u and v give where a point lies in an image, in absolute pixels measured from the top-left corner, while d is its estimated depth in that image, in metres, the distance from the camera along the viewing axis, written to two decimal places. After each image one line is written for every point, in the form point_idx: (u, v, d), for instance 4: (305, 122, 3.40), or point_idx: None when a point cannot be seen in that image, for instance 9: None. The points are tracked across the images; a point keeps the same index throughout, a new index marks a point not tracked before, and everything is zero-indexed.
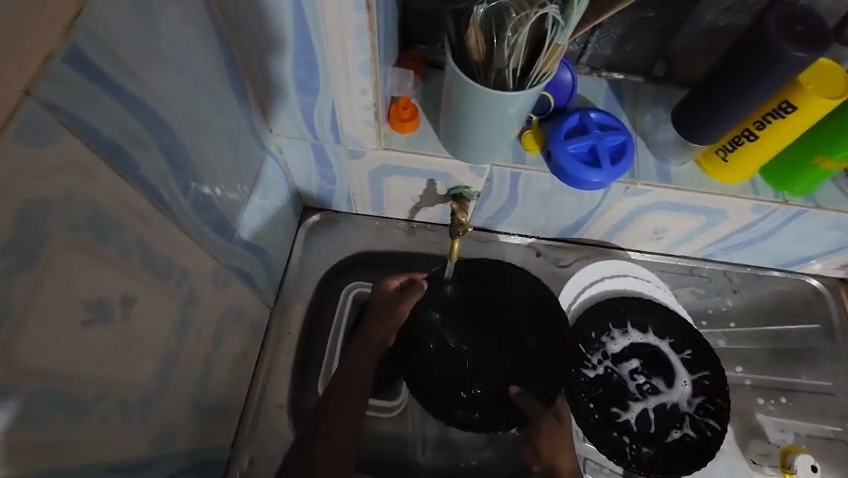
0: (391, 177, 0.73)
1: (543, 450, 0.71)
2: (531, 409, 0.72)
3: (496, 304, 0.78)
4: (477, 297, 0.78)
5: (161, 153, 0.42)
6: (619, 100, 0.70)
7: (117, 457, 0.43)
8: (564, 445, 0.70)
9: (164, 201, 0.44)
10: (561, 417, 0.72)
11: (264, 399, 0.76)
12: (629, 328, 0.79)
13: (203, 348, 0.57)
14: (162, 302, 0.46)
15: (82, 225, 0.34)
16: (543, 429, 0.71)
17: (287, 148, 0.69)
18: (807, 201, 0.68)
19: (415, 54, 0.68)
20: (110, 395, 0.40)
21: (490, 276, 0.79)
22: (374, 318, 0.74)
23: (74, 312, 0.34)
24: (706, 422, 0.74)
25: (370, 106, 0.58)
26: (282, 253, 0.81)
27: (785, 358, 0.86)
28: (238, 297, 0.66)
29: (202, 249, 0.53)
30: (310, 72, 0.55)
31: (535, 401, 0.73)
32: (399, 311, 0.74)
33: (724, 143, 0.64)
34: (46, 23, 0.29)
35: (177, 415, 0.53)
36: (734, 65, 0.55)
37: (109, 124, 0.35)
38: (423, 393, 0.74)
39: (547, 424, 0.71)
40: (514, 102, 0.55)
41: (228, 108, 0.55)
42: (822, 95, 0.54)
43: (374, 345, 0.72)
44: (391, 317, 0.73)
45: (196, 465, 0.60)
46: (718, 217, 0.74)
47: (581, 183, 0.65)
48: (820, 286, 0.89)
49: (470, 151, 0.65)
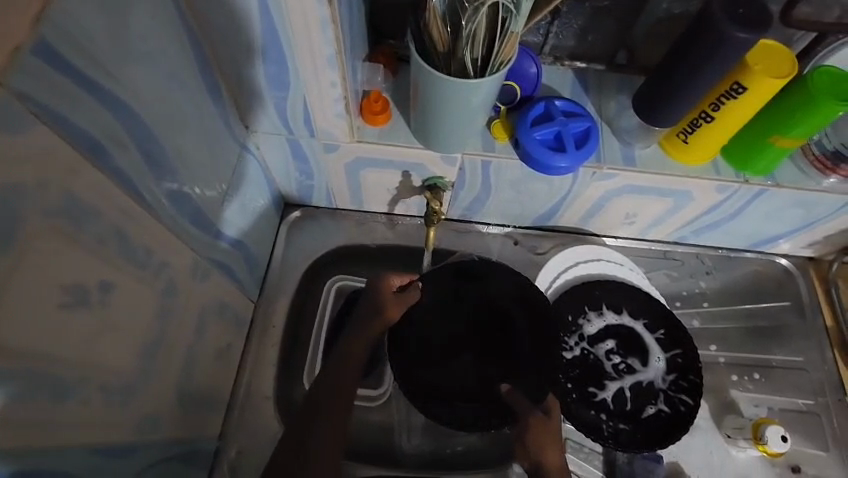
0: (367, 170, 0.75)
1: (533, 450, 0.65)
2: (517, 402, 0.70)
3: (482, 299, 0.78)
4: (465, 292, 0.78)
5: (134, 144, 0.44)
6: (583, 89, 0.72)
7: (100, 441, 0.44)
8: (553, 442, 0.65)
9: (138, 190, 0.46)
10: (550, 412, 0.69)
11: (250, 392, 0.77)
12: (604, 310, 0.81)
13: (185, 338, 0.58)
14: (141, 289, 0.48)
15: (58, 211, 0.36)
16: (531, 425, 0.67)
17: (264, 144, 0.71)
18: (767, 180, 0.71)
19: (385, 49, 0.71)
20: (90, 379, 0.41)
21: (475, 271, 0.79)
22: (367, 314, 0.71)
23: (51, 295, 0.36)
24: (679, 398, 0.76)
25: (340, 98, 0.60)
26: (264, 249, 0.83)
27: (758, 335, 0.88)
28: (220, 289, 0.68)
29: (180, 240, 0.55)
30: (280, 66, 0.57)
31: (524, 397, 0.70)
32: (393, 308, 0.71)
33: (683, 126, 0.66)
34: (16, 16, 0.31)
35: (161, 403, 0.54)
36: (685, 50, 0.58)
37: (81, 116, 0.37)
38: (413, 388, 0.73)
39: (535, 420, 0.67)
40: (477, 90, 0.58)
41: (202, 104, 0.57)
42: (769, 74, 0.56)
43: (368, 344, 0.70)
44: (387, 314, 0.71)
45: (182, 454, 0.61)
46: (685, 199, 0.76)
47: (549, 169, 0.67)
48: (789, 266, 0.92)
49: (440, 140, 0.67)
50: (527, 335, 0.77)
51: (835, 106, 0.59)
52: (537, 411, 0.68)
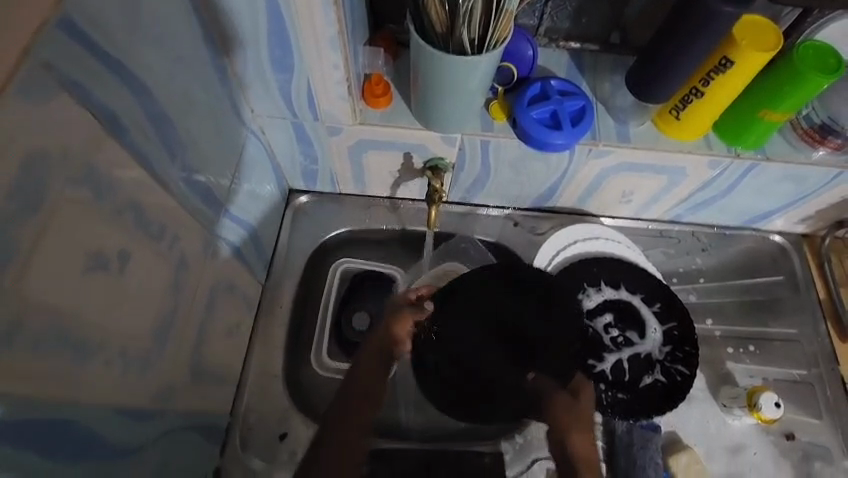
0: (370, 152, 0.78)
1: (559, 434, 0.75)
2: (546, 388, 0.75)
3: (513, 298, 0.76)
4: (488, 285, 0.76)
5: (147, 120, 0.46)
6: (578, 70, 0.75)
7: (121, 405, 0.46)
8: (578, 426, 0.74)
9: (152, 165, 0.48)
10: (577, 394, 0.76)
11: (260, 370, 0.80)
12: (603, 285, 0.83)
13: (197, 313, 0.61)
14: (156, 261, 0.50)
15: (80, 179, 0.38)
16: (556, 408, 0.75)
17: (269, 127, 0.73)
18: (757, 154, 0.73)
19: (385, 33, 0.73)
20: (111, 344, 0.44)
21: (505, 269, 0.78)
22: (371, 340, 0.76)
23: (75, 260, 0.38)
24: (675, 368, 0.79)
25: (342, 80, 0.62)
26: (270, 232, 0.85)
27: (753, 309, 0.91)
28: (229, 269, 0.70)
29: (191, 217, 0.57)
30: (284, 49, 0.59)
31: (551, 380, 0.75)
32: (403, 324, 0.75)
33: (676, 102, 0.68)
34: None
35: (176, 374, 0.57)
36: (675, 25, 0.60)
37: (98, 90, 0.39)
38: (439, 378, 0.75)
39: (560, 403, 0.75)
40: (475, 68, 0.60)
41: (211, 86, 0.59)
42: (756, 49, 0.58)
43: (374, 368, 0.74)
44: (395, 329, 0.75)
45: (196, 426, 0.64)
46: (679, 176, 0.78)
47: (546, 146, 0.69)
48: (783, 242, 0.94)
49: (440, 120, 0.69)
50: (554, 334, 0.76)
51: (820, 78, 0.61)
52: (561, 395, 0.75)
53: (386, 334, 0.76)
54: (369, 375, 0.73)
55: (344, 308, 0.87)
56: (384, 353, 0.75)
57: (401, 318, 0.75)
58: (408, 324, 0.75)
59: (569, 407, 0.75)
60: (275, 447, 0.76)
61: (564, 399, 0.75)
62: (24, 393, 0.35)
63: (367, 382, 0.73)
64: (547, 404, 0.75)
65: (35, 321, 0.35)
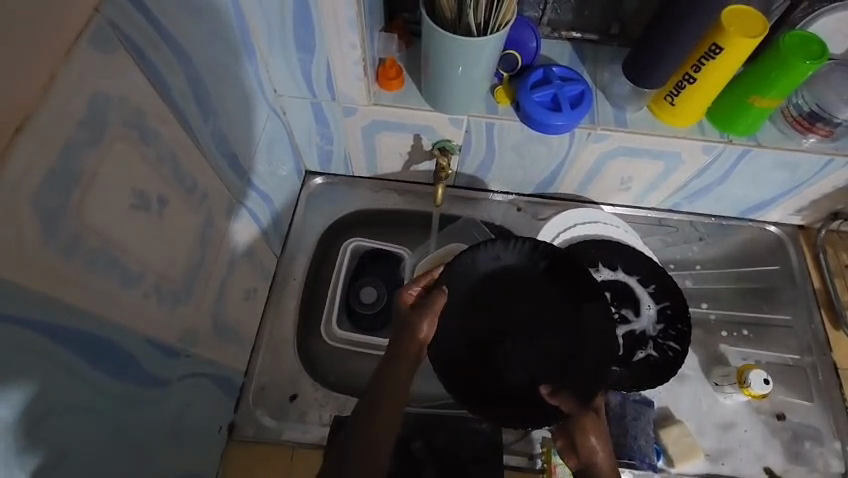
0: (382, 133, 0.83)
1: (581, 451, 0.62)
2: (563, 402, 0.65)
3: (530, 282, 0.75)
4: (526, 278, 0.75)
5: (187, 83, 0.52)
6: (580, 59, 0.79)
7: (155, 335, 0.52)
8: (604, 443, 0.62)
9: (188, 123, 0.54)
10: (600, 414, 0.65)
11: (274, 336, 0.85)
12: (601, 266, 0.87)
13: (220, 269, 0.66)
14: (188, 211, 0.55)
15: (130, 125, 0.44)
16: (583, 426, 0.62)
17: (289, 107, 0.79)
18: (749, 140, 0.77)
19: (399, 22, 0.79)
20: (149, 276, 0.50)
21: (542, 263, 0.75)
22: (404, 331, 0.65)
23: (124, 194, 0.44)
24: (668, 344, 0.83)
25: (359, 61, 0.68)
26: (286, 209, 0.90)
27: (748, 296, 0.93)
28: (250, 235, 0.76)
29: (219, 179, 0.62)
30: (307, 30, 0.65)
31: (568, 396, 0.66)
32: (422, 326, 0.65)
33: (670, 89, 0.73)
34: None
35: (200, 321, 0.62)
36: (665, 14, 0.65)
37: (151, 50, 0.46)
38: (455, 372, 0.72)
39: (589, 422, 0.63)
40: (482, 50, 0.65)
41: (240, 62, 0.65)
42: (744, 34, 0.62)
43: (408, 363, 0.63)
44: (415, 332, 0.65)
45: (215, 375, 0.69)
46: (674, 162, 0.82)
47: (547, 128, 0.74)
48: (780, 233, 0.97)
49: (447, 101, 0.74)
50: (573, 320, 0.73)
51: (805, 64, 0.65)
52: (592, 415, 0.63)
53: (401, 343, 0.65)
54: (398, 376, 0.62)
55: (352, 284, 0.90)
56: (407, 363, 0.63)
57: (421, 319, 0.65)
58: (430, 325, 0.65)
59: (597, 423, 0.63)
60: (286, 407, 0.81)
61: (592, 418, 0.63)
62: (80, 304, 0.41)
63: (393, 402, 0.61)
64: (574, 419, 0.63)
65: (94, 240, 0.41)
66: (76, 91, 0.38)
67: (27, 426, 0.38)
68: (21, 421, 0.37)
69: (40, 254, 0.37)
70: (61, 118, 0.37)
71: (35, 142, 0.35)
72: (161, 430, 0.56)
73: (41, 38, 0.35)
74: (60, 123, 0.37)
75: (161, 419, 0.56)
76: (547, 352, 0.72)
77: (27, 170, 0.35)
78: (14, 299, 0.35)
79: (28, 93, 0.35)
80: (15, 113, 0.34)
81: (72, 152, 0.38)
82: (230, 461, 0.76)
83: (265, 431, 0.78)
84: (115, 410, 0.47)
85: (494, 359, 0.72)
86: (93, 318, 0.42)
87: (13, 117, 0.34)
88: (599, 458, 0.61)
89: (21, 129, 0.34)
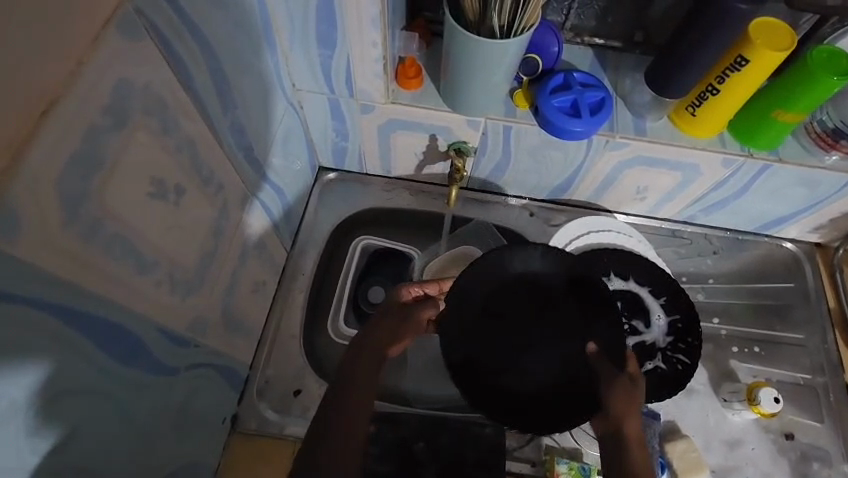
0: (397, 132, 0.83)
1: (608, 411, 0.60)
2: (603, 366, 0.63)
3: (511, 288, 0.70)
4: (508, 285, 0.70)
5: (210, 74, 0.53)
6: (601, 66, 0.79)
7: (166, 323, 0.52)
8: (630, 405, 0.60)
9: (208, 114, 0.54)
10: (636, 382, 0.62)
11: (280, 330, 0.85)
12: (612, 276, 0.86)
13: (231, 261, 0.66)
14: (204, 201, 0.56)
15: (153, 112, 0.45)
16: (611, 389, 0.61)
17: (307, 102, 0.79)
18: (770, 155, 0.76)
19: (421, 21, 0.79)
20: (163, 264, 0.50)
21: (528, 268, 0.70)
22: (374, 328, 0.66)
23: (143, 183, 0.45)
24: (676, 357, 0.82)
25: (380, 58, 0.68)
26: (298, 204, 0.90)
27: (761, 313, 0.92)
28: (262, 228, 0.76)
29: (235, 171, 0.63)
30: (329, 26, 0.64)
31: (609, 365, 0.64)
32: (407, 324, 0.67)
33: (692, 99, 0.72)
34: None
35: (208, 312, 0.62)
36: (690, 23, 0.64)
37: (176, 39, 0.46)
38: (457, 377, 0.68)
39: (618, 386, 0.61)
40: (504, 51, 0.65)
41: (262, 54, 0.65)
42: (771, 48, 0.61)
43: (372, 360, 0.63)
44: (399, 330, 0.66)
45: (220, 366, 0.69)
46: (692, 173, 0.81)
47: (565, 133, 0.74)
48: (796, 251, 0.95)
49: (466, 102, 0.74)
50: (574, 330, 0.69)
51: (832, 79, 0.64)
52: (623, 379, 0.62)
53: (377, 337, 0.65)
54: (363, 371, 0.62)
55: (360, 283, 0.92)
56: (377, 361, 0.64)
57: (405, 318, 0.67)
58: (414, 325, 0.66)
59: (623, 383, 0.61)
60: (290, 401, 0.80)
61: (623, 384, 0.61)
62: (96, 290, 0.41)
63: (360, 399, 0.60)
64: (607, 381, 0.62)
65: (114, 226, 0.42)
66: (103, 77, 0.38)
67: (39, 408, 0.38)
68: (32, 403, 0.38)
69: (61, 238, 0.37)
70: (86, 103, 0.37)
71: (62, 126, 0.35)
72: (166, 419, 0.56)
73: (73, 23, 0.35)
74: (86, 107, 0.37)
75: (167, 407, 0.56)
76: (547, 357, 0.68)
77: (52, 154, 0.35)
78: (33, 282, 0.35)
79: (56, 76, 0.35)
80: (42, 97, 0.34)
81: (96, 137, 0.38)
82: (232, 452, 0.76)
83: (268, 424, 0.78)
84: (123, 397, 0.48)
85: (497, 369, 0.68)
86: (108, 304, 0.42)
87: (40, 100, 0.34)
88: (619, 414, 0.59)
89: (47, 113, 0.34)
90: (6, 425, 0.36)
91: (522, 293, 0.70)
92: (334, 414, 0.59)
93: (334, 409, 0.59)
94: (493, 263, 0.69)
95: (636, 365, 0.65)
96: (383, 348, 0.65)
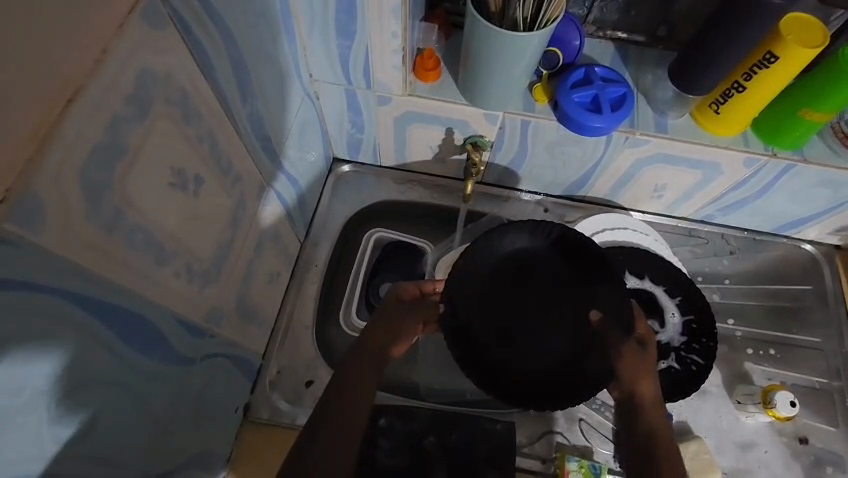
0: (413, 125, 0.82)
1: (624, 380, 0.64)
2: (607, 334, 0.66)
3: (515, 274, 0.70)
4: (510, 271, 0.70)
5: (230, 64, 0.52)
6: (622, 61, 0.77)
7: (183, 314, 0.52)
8: (647, 374, 0.64)
9: (228, 105, 0.53)
10: (645, 346, 0.66)
11: (293, 321, 0.85)
12: (627, 274, 0.85)
13: (246, 252, 0.66)
14: (222, 191, 0.55)
15: (174, 102, 0.44)
16: (624, 356, 0.64)
17: (324, 93, 0.79)
18: (795, 155, 0.74)
19: (440, 12, 0.77)
20: (181, 254, 0.50)
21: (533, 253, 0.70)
22: (371, 330, 0.66)
23: (163, 173, 0.44)
24: (690, 358, 0.81)
25: (399, 50, 0.67)
26: (312, 195, 0.90)
27: (777, 315, 0.91)
28: (277, 220, 0.76)
29: (252, 162, 0.62)
30: (349, 16, 0.63)
31: (616, 330, 0.66)
32: (407, 323, 0.67)
33: (716, 96, 0.70)
34: None
35: (224, 303, 0.62)
36: (719, 18, 0.63)
37: (197, 28, 0.45)
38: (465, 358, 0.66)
39: (629, 352, 0.65)
40: (524, 44, 0.63)
41: (280, 44, 0.64)
42: (802, 44, 0.59)
43: (367, 363, 0.63)
44: (398, 329, 0.67)
45: (234, 357, 0.69)
46: (713, 172, 0.80)
47: (584, 129, 0.72)
48: (815, 252, 0.94)
49: (484, 96, 0.73)
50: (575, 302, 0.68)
51: None
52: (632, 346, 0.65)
53: (376, 339, 0.65)
54: (360, 369, 0.63)
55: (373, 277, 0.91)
56: (377, 361, 0.64)
57: (405, 320, 0.67)
58: (413, 324, 0.67)
59: (636, 355, 0.64)
60: (301, 393, 0.81)
61: (633, 351, 0.65)
62: (117, 280, 0.41)
63: (360, 395, 0.61)
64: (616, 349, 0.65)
65: (134, 215, 0.42)
66: (126, 66, 0.38)
67: (60, 397, 0.38)
68: (54, 392, 0.38)
69: (82, 228, 0.37)
70: (110, 92, 0.37)
71: (86, 115, 0.35)
72: (181, 408, 0.57)
73: (97, 10, 0.35)
74: (109, 96, 0.37)
75: (182, 397, 0.56)
76: (559, 336, 0.67)
77: (77, 143, 0.34)
78: (56, 272, 0.35)
79: (81, 65, 0.34)
80: (67, 86, 0.34)
81: (118, 127, 0.38)
82: (243, 442, 0.76)
83: (280, 414, 0.79)
84: (140, 387, 0.48)
85: (508, 353, 0.68)
86: (128, 294, 0.43)
87: (65, 89, 0.34)
88: (640, 386, 0.63)
89: (71, 103, 0.34)
90: (29, 414, 0.36)
91: (526, 278, 0.70)
92: (333, 408, 0.59)
93: (333, 407, 0.59)
94: (481, 248, 0.69)
95: (644, 326, 0.67)
96: (383, 348, 0.65)
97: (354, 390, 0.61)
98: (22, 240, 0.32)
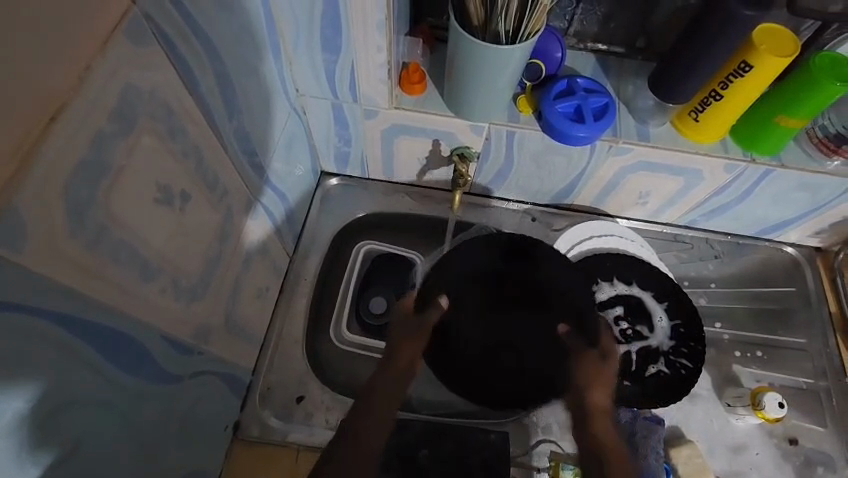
0: (400, 138, 0.83)
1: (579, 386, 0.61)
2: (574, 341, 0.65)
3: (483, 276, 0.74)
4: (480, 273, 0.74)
5: (215, 80, 0.52)
6: (603, 71, 0.79)
7: (170, 330, 0.51)
8: (603, 383, 0.60)
9: (214, 122, 0.54)
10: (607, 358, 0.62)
11: (283, 336, 0.84)
12: (615, 280, 0.86)
13: (235, 266, 0.66)
14: (209, 206, 0.55)
15: (159, 117, 0.44)
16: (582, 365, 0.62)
17: (310, 107, 0.79)
18: (772, 160, 0.76)
19: (425, 27, 0.79)
20: (169, 270, 0.49)
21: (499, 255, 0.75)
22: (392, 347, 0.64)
23: (149, 188, 0.44)
24: (680, 362, 0.82)
25: (384, 63, 0.68)
26: (300, 209, 0.90)
27: (762, 317, 0.92)
28: (264, 234, 0.75)
29: (239, 176, 0.62)
30: (334, 32, 0.64)
31: (581, 341, 0.66)
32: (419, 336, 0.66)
33: (695, 105, 0.72)
34: None
35: (213, 319, 0.62)
36: (695, 28, 0.64)
37: (182, 44, 0.46)
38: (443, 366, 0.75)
39: (588, 362, 0.62)
40: (508, 57, 0.64)
41: (266, 59, 0.65)
42: (774, 54, 0.61)
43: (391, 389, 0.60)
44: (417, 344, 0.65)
45: (223, 373, 0.68)
46: (695, 178, 0.81)
47: (569, 138, 0.74)
48: (797, 255, 0.96)
49: (470, 107, 0.74)
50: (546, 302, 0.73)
51: (834, 86, 0.64)
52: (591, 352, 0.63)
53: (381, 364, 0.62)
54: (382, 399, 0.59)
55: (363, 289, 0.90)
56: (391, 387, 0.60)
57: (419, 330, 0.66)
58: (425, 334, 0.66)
59: (597, 364, 0.61)
60: (292, 408, 0.80)
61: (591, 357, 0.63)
62: (102, 298, 0.40)
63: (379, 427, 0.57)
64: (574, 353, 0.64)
65: (121, 231, 0.41)
66: (111, 81, 0.38)
67: (43, 419, 0.38)
68: (37, 414, 0.37)
69: (66, 244, 0.36)
70: (93, 109, 0.37)
71: (69, 130, 0.35)
72: (170, 428, 0.56)
73: (82, 29, 0.35)
74: (92, 114, 0.37)
75: (171, 416, 0.55)
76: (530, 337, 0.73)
77: (60, 159, 0.34)
78: (40, 289, 0.34)
79: (65, 81, 0.34)
80: (49, 105, 0.33)
81: (102, 142, 0.38)
82: (234, 461, 0.75)
83: (270, 431, 0.77)
84: (128, 405, 0.47)
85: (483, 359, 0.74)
86: (113, 313, 0.42)
87: (47, 108, 0.33)
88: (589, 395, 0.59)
89: (54, 120, 0.34)
90: (11, 437, 0.36)
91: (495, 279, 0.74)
92: (350, 436, 0.55)
93: (347, 439, 0.55)
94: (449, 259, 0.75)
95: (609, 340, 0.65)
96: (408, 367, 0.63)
97: (372, 418, 0.57)
98: (2, 258, 0.31)
